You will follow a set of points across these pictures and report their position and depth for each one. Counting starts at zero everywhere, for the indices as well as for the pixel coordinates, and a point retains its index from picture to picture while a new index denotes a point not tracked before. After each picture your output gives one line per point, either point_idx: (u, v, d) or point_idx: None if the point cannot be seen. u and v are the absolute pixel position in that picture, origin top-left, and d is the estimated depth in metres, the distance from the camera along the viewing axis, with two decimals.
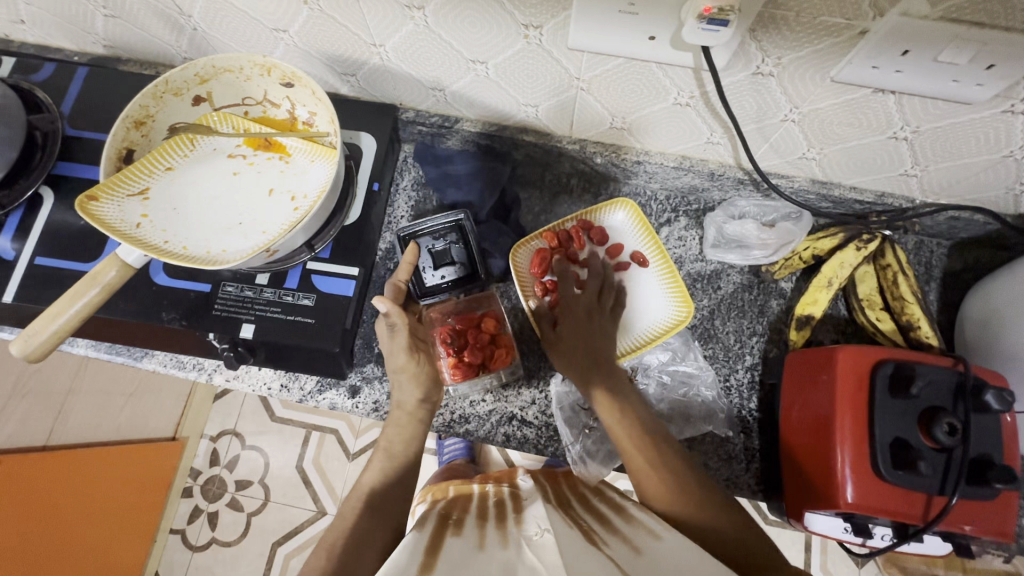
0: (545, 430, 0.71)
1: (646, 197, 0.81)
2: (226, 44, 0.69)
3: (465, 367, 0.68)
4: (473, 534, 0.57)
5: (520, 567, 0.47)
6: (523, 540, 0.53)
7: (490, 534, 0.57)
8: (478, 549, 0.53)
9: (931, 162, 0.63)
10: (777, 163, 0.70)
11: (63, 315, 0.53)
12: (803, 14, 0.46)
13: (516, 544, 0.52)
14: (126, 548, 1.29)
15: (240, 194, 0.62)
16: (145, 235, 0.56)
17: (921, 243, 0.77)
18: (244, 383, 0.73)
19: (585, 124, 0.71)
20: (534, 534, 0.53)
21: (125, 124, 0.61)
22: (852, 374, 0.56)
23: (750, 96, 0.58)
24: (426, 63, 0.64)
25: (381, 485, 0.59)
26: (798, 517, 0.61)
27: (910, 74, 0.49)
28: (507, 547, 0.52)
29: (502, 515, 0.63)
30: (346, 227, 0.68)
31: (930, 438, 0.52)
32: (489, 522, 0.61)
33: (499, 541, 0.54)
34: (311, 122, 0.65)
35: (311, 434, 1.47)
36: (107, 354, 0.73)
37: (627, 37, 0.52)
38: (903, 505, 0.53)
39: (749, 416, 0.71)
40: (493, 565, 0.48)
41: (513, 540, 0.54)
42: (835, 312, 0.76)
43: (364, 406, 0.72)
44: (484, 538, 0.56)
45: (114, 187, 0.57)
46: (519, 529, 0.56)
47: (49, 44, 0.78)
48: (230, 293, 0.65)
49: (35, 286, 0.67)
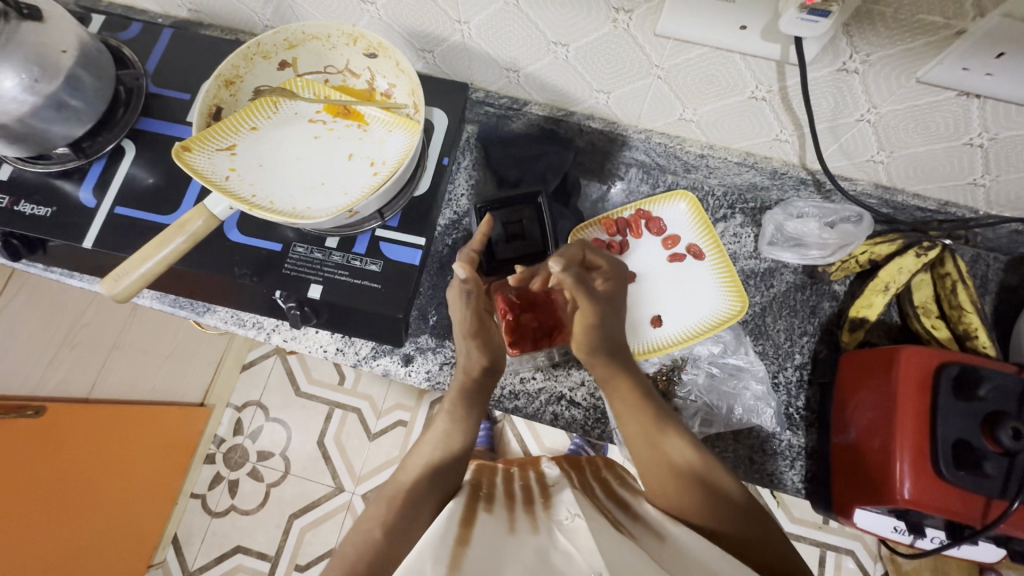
0: (592, 412, 0.72)
1: (704, 192, 0.81)
2: (311, 13, 0.71)
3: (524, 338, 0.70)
4: (503, 513, 0.58)
5: (554, 555, 0.49)
6: (554, 524, 0.54)
7: (521, 517, 0.58)
8: (510, 532, 0.54)
9: (1003, 172, 0.63)
10: (843, 165, 0.70)
11: (153, 260, 0.56)
12: (901, 11, 0.47)
13: (547, 529, 0.54)
14: (150, 506, 1.33)
15: (321, 157, 0.64)
16: (233, 188, 0.58)
17: (978, 256, 0.77)
18: (302, 344, 0.75)
19: (653, 115, 0.72)
20: (564, 519, 0.54)
21: (217, 82, 0.63)
22: (915, 373, 0.57)
23: (830, 94, 0.59)
24: (507, 43, 0.66)
25: (443, 449, 0.60)
26: (847, 514, 0.61)
27: (1001, 78, 0.50)
28: (538, 532, 0.54)
29: (530, 500, 0.64)
30: (415, 199, 0.70)
31: (994, 442, 0.52)
32: (517, 504, 0.62)
33: (529, 527, 0.56)
34: (390, 94, 0.67)
35: (335, 410, 1.49)
36: (171, 307, 0.75)
37: (716, 25, 0.53)
38: (961, 506, 0.53)
39: (797, 413, 0.72)
40: (525, 550, 0.50)
41: (545, 526, 0.55)
42: (887, 318, 0.76)
43: (417, 374, 0.74)
44: (516, 521, 0.57)
45: (206, 140, 0.60)
46: (549, 513, 0.58)
47: (136, 5, 0.80)
48: (300, 254, 0.66)
49: (113, 234, 0.69)
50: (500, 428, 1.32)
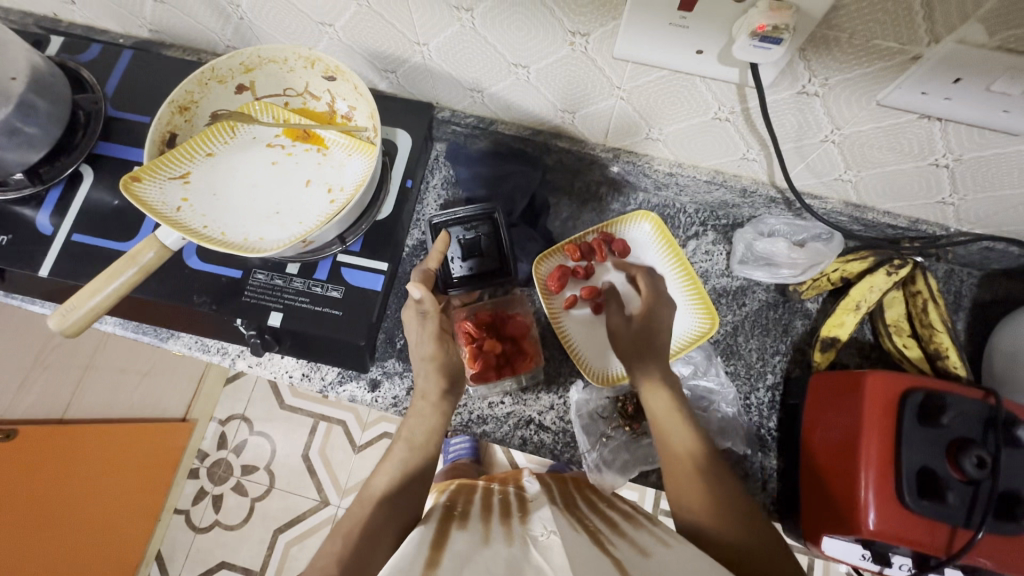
0: (562, 436, 0.71)
1: (676, 209, 0.81)
2: (271, 35, 0.70)
3: (488, 368, 0.69)
4: (478, 529, 0.56)
5: (526, 568, 0.46)
6: (529, 539, 0.52)
7: (495, 530, 0.56)
8: (483, 545, 0.52)
9: (970, 192, 0.62)
10: (812, 183, 0.69)
11: (101, 293, 0.54)
12: (855, 37, 0.46)
13: (521, 542, 0.52)
14: (130, 525, 1.31)
15: (278, 183, 0.63)
16: (185, 219, 0.58)
17: (951, 272, 0.76)
18: (267, 370, 0.73)
19: (620, 133, 0.71)
20: (539, 535, 0.53)
21: (170, 108, 0.62)
22: (880, 399, 0.56)
23: (792, 115, 0.58)
24: (468, 64, 0.65)
25: (398, 475, 0.59)
26: (815, 541, 0.61)
27: (960, 102, 0.49)
28: (513, 545, 0.51)
29: (507, 512, 0.62)
30: (378, 223, 0.68)
31: (958, 470, 0.51)
32: (494, 517, 0.60)
33: (504, 538, 0.54)
34: (351, 116, 0.65)
35: (319, 424, 1.47)
36: (134, 333, 0.74)
37: (673, 48, 0.52)
38: (927, 536, 0.52)
39: (768, 435, 0.71)
40: (497, 559, 0.48)
41: (519, 538, 0.53)
42: (860, 336, 0.75)
43: (383, 400, 0.73)
44: (490, 534, 0.55)
45: (157, 169, 0.59)
46: (525, 528, 0.56)
47: (96, 25, 0.79)
48: (260, 281, 0.65)
49: (71, 262, 0.68)
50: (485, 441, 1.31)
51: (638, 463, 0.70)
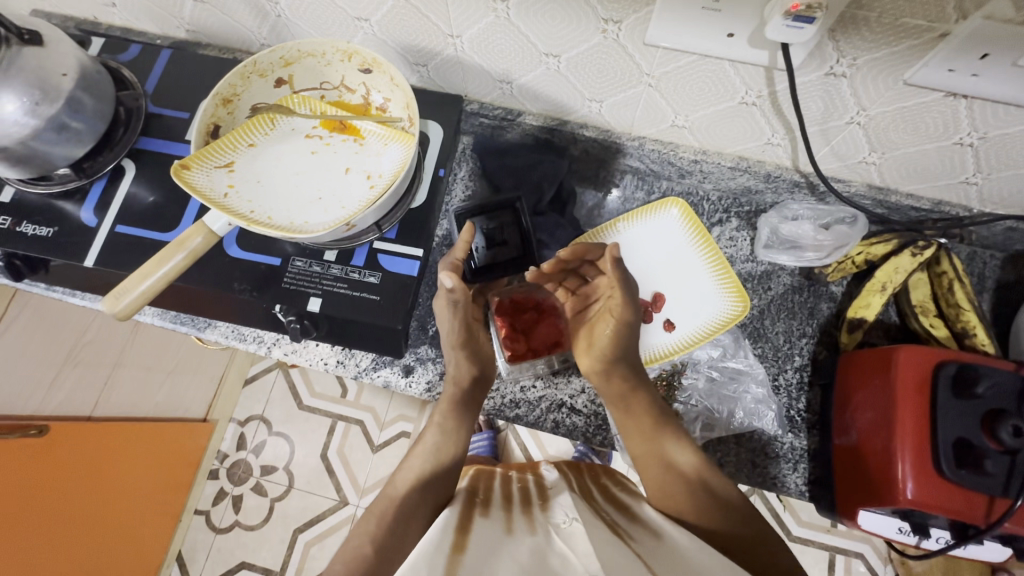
0: (594, 418, 0.72)
1: (699, 197, 0.82)
2: (306, 31, 0.72)
3: (515, 331, 0.72)
4: (499, 518, 0.58)
5: (551, 559, 0.48)
6: (551, 528, 0.53)
7: (517, 520, 0.57)
8: (507, 535, 0.54)
9: (994, 170, 0.63)
10: (836, 167, 0.71)
11: (151, 277, 0.56)
12: (885, 15, 0.47)
13: (544, 531, 0.53)
14: (152, 526, 1.32)
15: (319, 172, 0.65)
16: (232, 205, 0.59)
17: (974, 254, 0.78)
18: (302, 357, 0.75)
19: (645, 122, 0.72)
20: (562, 522, 0.54)
21: (214, 101, 0.64)
22: (912, 374, 0.57)
23: (819, 97, 0.60)
24: (500, 55, 0.67)
25: (433, 461, 0.62)
26: (851, 515, 0.62)
27: (987, 78, 0.50)
28: (536, 534, 0.53)
29: (527, 501, 0.63)
30: (412, 211, 0.70)
31: (995, 440, 0.52)
32: (515, 507, 0.62)
33: (526, 529, 0.55)
34: (386, 108, 0.67)
35: (338, 423, 1.48)
36: (172, 322, 0.76)
37: (705, 33, 0.54)
38: (966, 505, 0.53)
39: (798, 416, 0.72)
40: (522, 551, 0.50)
41: (541, 528, 0.54)
42: (885, 318, 0.76)
43: (417, 385, 0.74)
44: (512, 524, 0.56)
45: (204, 158, 0.61)
46: (546, 516, 0.57)
47: (135, 26, 0.82)
48: (299, 268, 0.67)
49: (115, 253, 0.70)
50: (504, 436, 1.33)
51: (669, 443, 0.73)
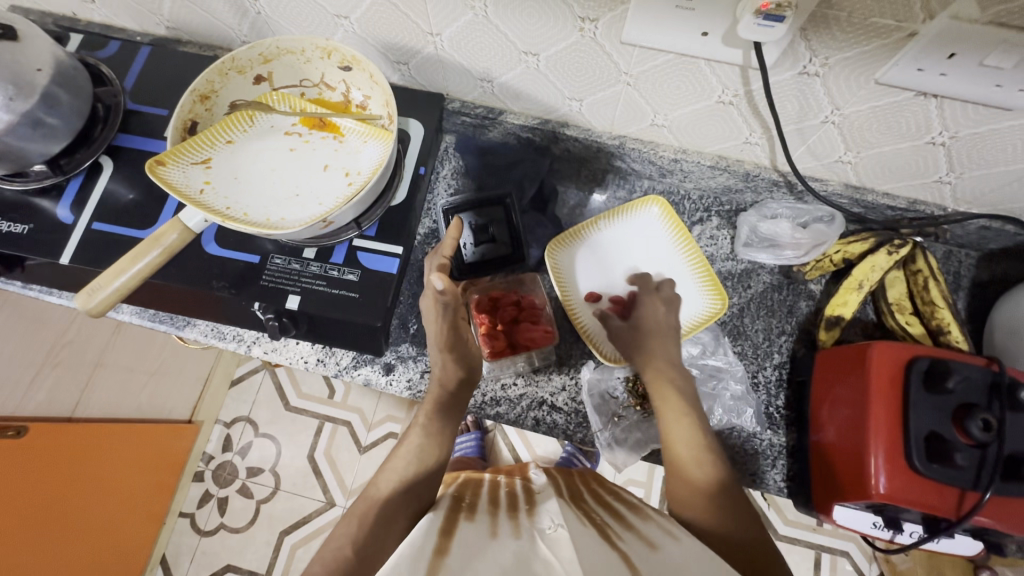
0: (574, 416, 0.72)
1: (679, 196, 0.83)
2: (286, 28, 0.72)
3: (496, 330, 0.72)
4: (485, 522, 0.57)
5: (534, 563, 0.47)
6: (536, 533, 0.53)
7: (503, 523, 0.57)
8: (491, 538, 0.53)
9: (966, 169, 0.64)
10: (814, 166, 0.72)
11: (126, 274, 0.56)
12: (854, 14, 0.48)
13: (529, 535, 0.53)
14: (135, 529, 1.30)
15: (298, 168, 0.64)
16: (208, 201, 0.59)
17: (949, 252, 0.79)
18: (282, 356, 0.75)
19: (626, 121, 0.73)
20: (547, 528, 0.53)
21: (191, 97, 0.63)
22: (886, 369, 0.58)
23: (794, 97, 0.60)
24: (479, 54, 0.67)
25: (415, 464, 0.61)
26: (827, 511, 0.62)
27: (954, 77, 0.51)
28: (520, 538, 0.52)
29: (514, 506, 0.63)
30: (392, 208, 0.70)
31: (965, 434, 0.53)
32: (501, 511, 0.61)
33: (511, 532, 0.55)
34: (365, 106, 0.67)
35: (325, 424, 1.47)
36: (151, 321, 0.75)
37: (680, 32, 0.54)
38: (936, 498, 0.54)
39: (777, 413, 0.72)
40: (505, 555, 0.49)
41: (526, 532, 0.54)
42: (863, 315, 0.77)
43: (398, 384, 0.74)
44: (497, 527, 0.56)
45: (180, 154, 0.60)
46: (532, 520, 0.57)
47: (114, 23, 0.81)
48: (278, 265, 0.67)
49: (91, 250, 0.69)
50: (491, 437, 1.33)
51: (649, 441, 0.73)
